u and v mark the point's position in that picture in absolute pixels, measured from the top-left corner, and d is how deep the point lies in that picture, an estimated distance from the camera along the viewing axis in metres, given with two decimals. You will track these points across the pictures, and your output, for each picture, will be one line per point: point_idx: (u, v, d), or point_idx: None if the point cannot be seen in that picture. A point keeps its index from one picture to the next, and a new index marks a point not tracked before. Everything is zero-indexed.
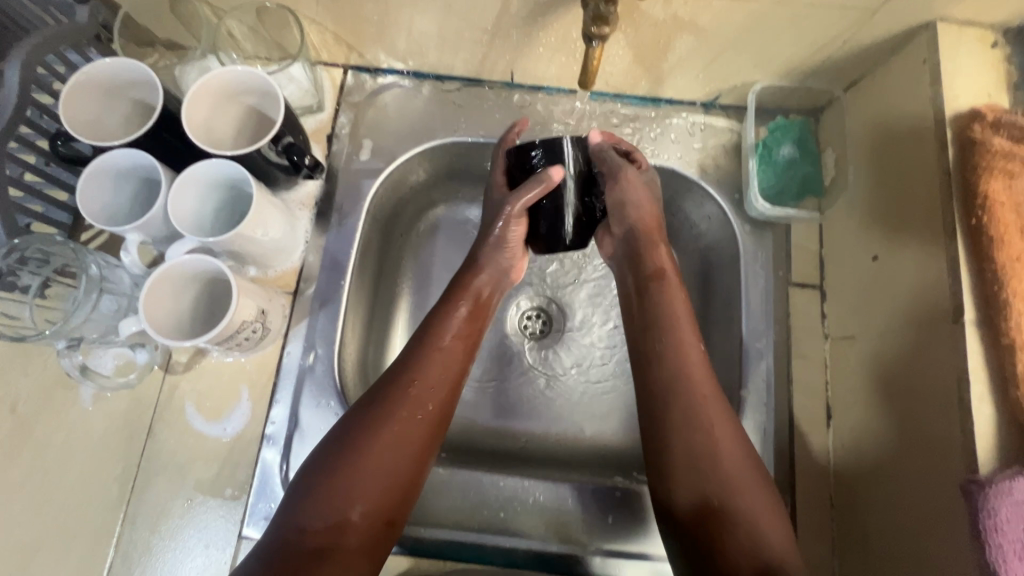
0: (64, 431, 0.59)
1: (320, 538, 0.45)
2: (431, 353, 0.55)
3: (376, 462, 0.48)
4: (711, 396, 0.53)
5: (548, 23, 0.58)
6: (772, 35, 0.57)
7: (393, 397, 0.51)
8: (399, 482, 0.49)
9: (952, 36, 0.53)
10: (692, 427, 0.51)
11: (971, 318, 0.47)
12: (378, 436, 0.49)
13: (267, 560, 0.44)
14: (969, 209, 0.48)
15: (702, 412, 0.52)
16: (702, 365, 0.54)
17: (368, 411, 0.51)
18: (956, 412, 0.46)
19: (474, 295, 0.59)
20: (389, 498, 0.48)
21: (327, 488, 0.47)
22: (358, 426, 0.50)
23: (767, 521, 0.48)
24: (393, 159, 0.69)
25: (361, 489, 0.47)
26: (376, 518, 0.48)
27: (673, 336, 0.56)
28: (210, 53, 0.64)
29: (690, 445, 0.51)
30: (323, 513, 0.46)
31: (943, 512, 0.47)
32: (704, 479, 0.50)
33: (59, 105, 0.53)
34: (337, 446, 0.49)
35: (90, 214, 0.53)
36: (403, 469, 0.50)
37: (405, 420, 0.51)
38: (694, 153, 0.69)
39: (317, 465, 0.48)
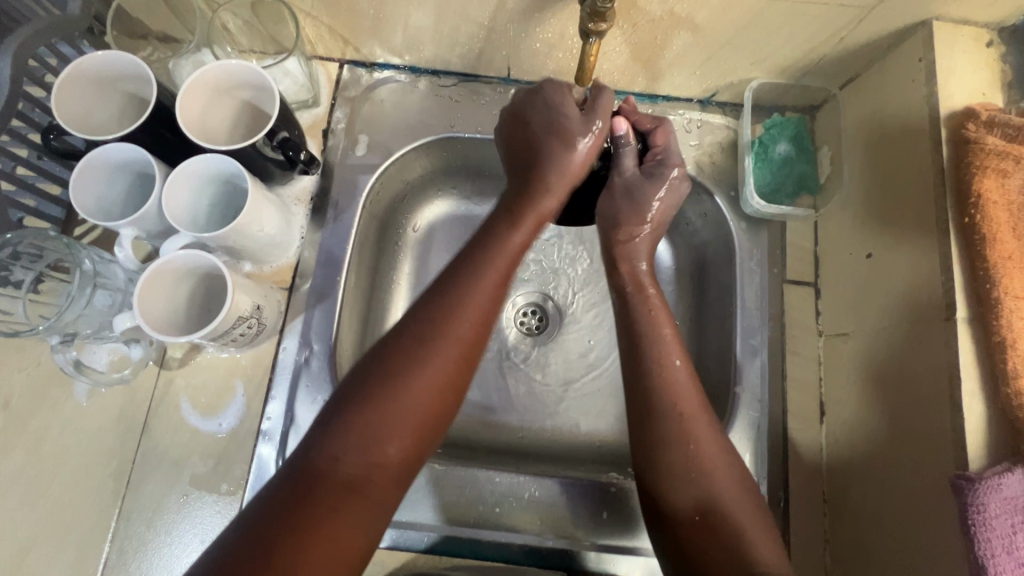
0: (58, 426, 0.59)
1: (352, 469, 0.42)
2: (473, 279, 0.49)
3: (415, 397, 0.44)
4: (700, 414, 0.50)
5: (545, 19, 0.58)
6: (769, 32, 0.58)
7: (439, 327, 0.46)
8: (436, 419, 0.45)
9: (948, 34, 0.54)
10: (676, 441, 0.49)
11: (963, 316, 0.47)
12: (418, 368, 0.45)
13: (293, 493, 0.40)
14: (962, 207, 0.49)
15: (690, 430, 0.49)
16: (691, 380, 0.51)
17: (408, 339, 0.46)
18: (946, 409, 0.47)
19: (535, 220, 0.53)
20: (424, 435, 0.45)
21: (361, 419, 0.43)
22: (391, 354, 0.45)
23: (755, 542, 0.46)
24: (389, 154, 0.69)
25: (398, 423, 0.43)
26: (411, 454, 0.44)
27: (656, 347, 0.52)
28: (204, 46, 0.63)
29: (676, 459, 0.49)
30: (356, 445, 0.42)
31: (933, 507, 0.47)
32: (693, 496, 0.48)
33: (51, 98, 0.52)
34: (371, 376, 0.45)
35: (83, 209, 0.53)
36: (442, 406, 0.46)
37: (450, 354, 0.46)
38: (690, 150, 0.69)
39: (348, 394, 0.44)
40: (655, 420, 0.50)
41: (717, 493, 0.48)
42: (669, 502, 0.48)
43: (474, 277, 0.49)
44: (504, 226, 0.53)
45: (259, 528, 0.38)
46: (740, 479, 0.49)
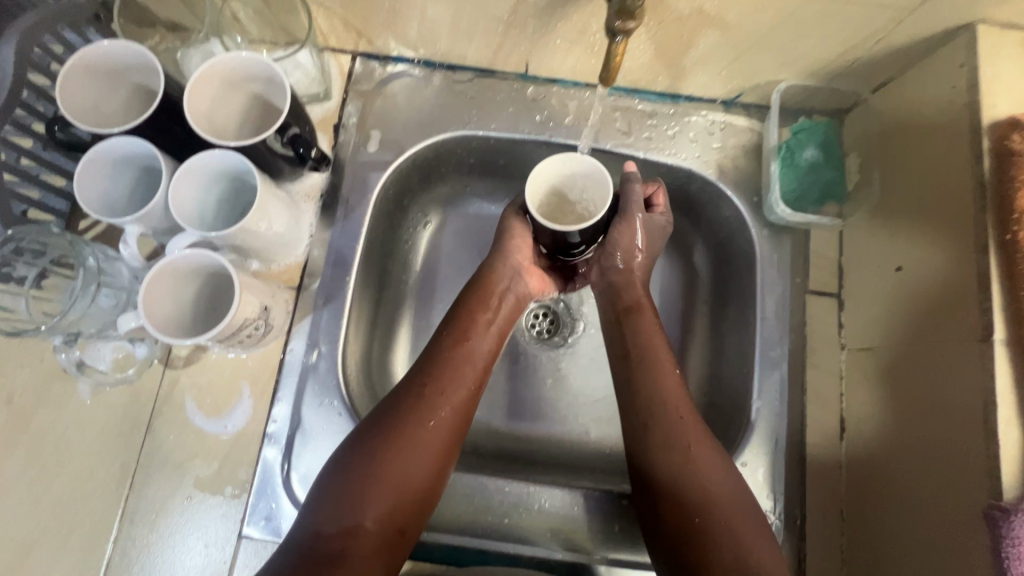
0: (61, 425, 0.58)
1: (334, 543, 0.45)
2: (444, 360, 0.55)
3: (393, 475, 0.49)
4: (691, 418, 0.53)
5: (568, 14, 0.55)
6: (803, 33, 0.55)
7: (410, 420, 0.52)
8: (415, 494, 0.50)
9: (993, 39, 0.51)
10: (668, 445, 0.52)
11: (1001, 338, 0.45)
12: (392, 452, 0.50)
13: (282, 565, 0.44)
14: (1003, 223, 0.46)
15: (685, 431, 0.52)
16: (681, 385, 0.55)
17: (384, 429, 0.51)
18: (980, 435, 0.45)
19: (507, 312, 0.60)
20: (404, 509, 0.49)
21: (342, 496, 0.47)
22: (371, 434, 0.51)
23: (751, 546, 0.47)
24: (401, 151, 0.67)
25: (375, 501, 0.48)
26: (390, 522, 0.48)
27: (648, 355, 0.57)
28: (213, 35, 0.61)
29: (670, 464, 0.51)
30: (337, 519, 0.46)
31: (963, 536, 0.45)
32: (687, 504, 0.49)
33: (56, 89, 0.50)
34: (351, 461, 0.49)
35: (88, 204, 0.52)
36: (419, 484, 0.50)
37: (425, 429, 0.51)
38: (712, 153, 0.67)
39: (331, 480, 0.49)
40: (650, 427, 0.53)
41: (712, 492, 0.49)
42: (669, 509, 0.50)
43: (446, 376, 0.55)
44: (467, 321, 0.58)
45: None
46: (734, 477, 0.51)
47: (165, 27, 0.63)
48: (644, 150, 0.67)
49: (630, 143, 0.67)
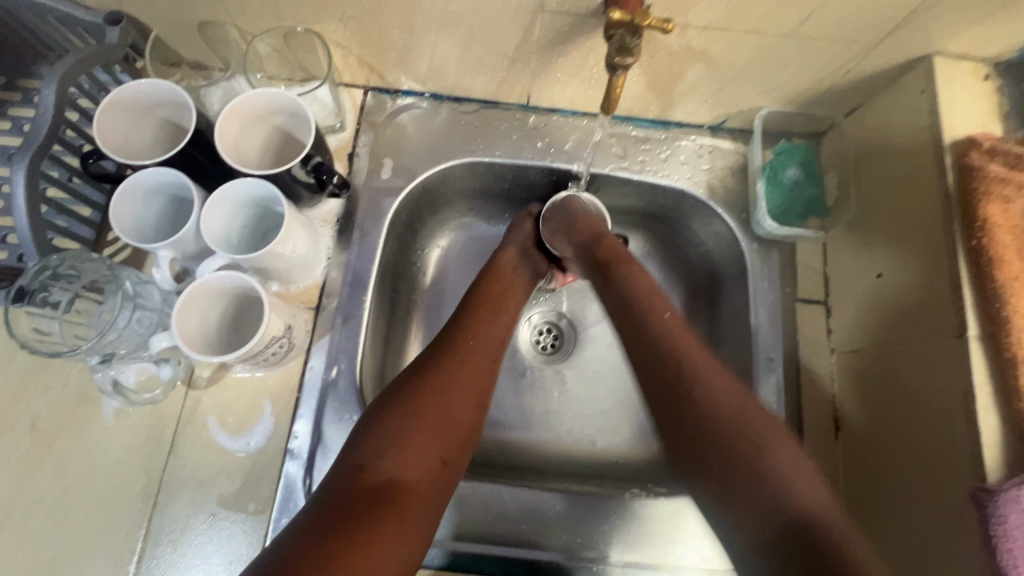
0: (85, 446, 0.59)
1: (380, 479, 0.47)
2: (467, 317, 0.62)
3: (432, 412, 0.51)
4: (712, 369, 0.51)
5: (568, 50, 0.61)
6: (780, 65, 0.61)
7: (443, 367, 0.55)
8: (456, 429, 0.52)
9: (947, 68, 0.57)
10: (691, 382, 0.50)
11: (974, 334, 0.49)
12: (428, 393, 0.52)
13: (330, 505, 0.45)
14: (969, 230, 0.51)
15: (751, 428, 0.47)
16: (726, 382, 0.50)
17: (418, 376, 0.54)
18: (963, 423, 0.49)
19: (513, 296, 0.67)
20: (445, 441, 0.51)
21: (385, 434, 0.49)
22: (405, 381, 0.54)
23: (776, 451, 0.46)
24: (413, 177, 0.71)
25: (418, 436, 0.50)
26: (436, 456, 0.50)
27: (686, 364, 0.51)
28: (239, 73, 0.66)
29: (686, 399, 0.50)
30: (381, 456, 0.48)
31: (952, 518, 0.49)
32: (704, 433, 0.48)
33: (94, 125, 0.53)
34: (388, 402, 0.52)
35: (122, 231, 0.54)
36: (458, 420, 0.53)
37: (456, 368, 0.55)
38: (702, 174, 0.72)
39: (369, 422, 0.51)
40: (682, 396, 0.50)
41: (775, 477, 0.45)
42: (741, 516, 0.45)
43: (468, 332, 0.60)
44: (479, 293, 0.65)
45: (303, 534, 0.42)
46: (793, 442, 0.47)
47: (189, 66, 0.67)
48: (638, 173, 0.72)
49: (626, 167, 0.72)
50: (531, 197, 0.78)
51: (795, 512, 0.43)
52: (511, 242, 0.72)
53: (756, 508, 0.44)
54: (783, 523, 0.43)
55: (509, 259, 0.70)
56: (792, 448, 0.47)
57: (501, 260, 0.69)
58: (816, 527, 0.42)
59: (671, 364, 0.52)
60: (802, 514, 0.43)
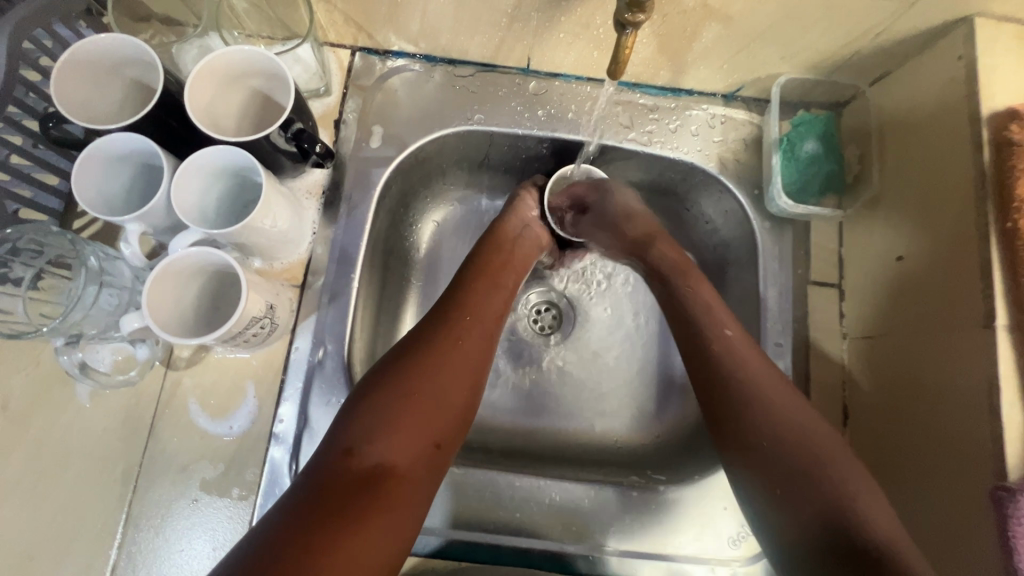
0: (59, 429, 0.56)
1: (369, 463, 0.44)
2: (463, 290, 0.57)
3: (424, 396, 0.48)
4: (757, 358, 0.51)
5: (573, 7, 0.55)
6: (805, 26, 0.55)
7: (436, 344, 0.52)
8: (450, 412, 0.49)
9: (990, 31, 0.51)
10: (748, 384, 0.50)
11: (1003, 323, 0.46)
12: (419, 373, 0.49)
13: (314, 492, 0.42)
14: (1004, 211, 0.47)
15: (810, 433, 0.47)
16: (791, 396, 0.49)
17: (411, 355, 0.50)
18: (985, 419, 0.46)
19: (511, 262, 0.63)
20: (439, 425, 0.48)
21: (372, 416, 0.46)
22: (396, 357, 0.51)
23: (866, 502, 0.43)
24: (404, 146, 0.66)
25: (409, 418, 0.47)
26: (428, 441, 0.47)
27: (752, 383, 0.50)
28: (212, 30, 0.60)
29: (750, 391, 0.49)
30: (371, 439, 0.45)
31: (969, 517, 0.46)
32: (768, 425, 0.48)
33: (52, 86, 0.49)
34: (378, 381, 0.49)
35: (86, 202, 0.50)
36: (453, 402, 0.49)
37: (450, 348, 0.52)
38: (713, 147, 0.67)
39: (355, 402, 0.48)
40: (734, 387, 0.50)
41: (843, 496, 0.44)
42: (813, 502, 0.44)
43: (463, 308, 0.56)
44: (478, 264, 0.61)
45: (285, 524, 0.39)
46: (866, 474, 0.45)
47: (160, 21, 0.61)
48: (646, 145, 0.67)
49: (632, 138, 0.68)
50: (530, 169, 0.74)
51: (855, 528, 0.42)
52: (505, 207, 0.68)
53: (811, 517, 0.44)
54: (831, 527, 0.43)
55: (510, 227, 0.65)
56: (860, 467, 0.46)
57: (499, 235, 0.64)
58: (884, 550, 0.41)
59: (721, 361, 0.51)
60: (855, 527, 0.42)
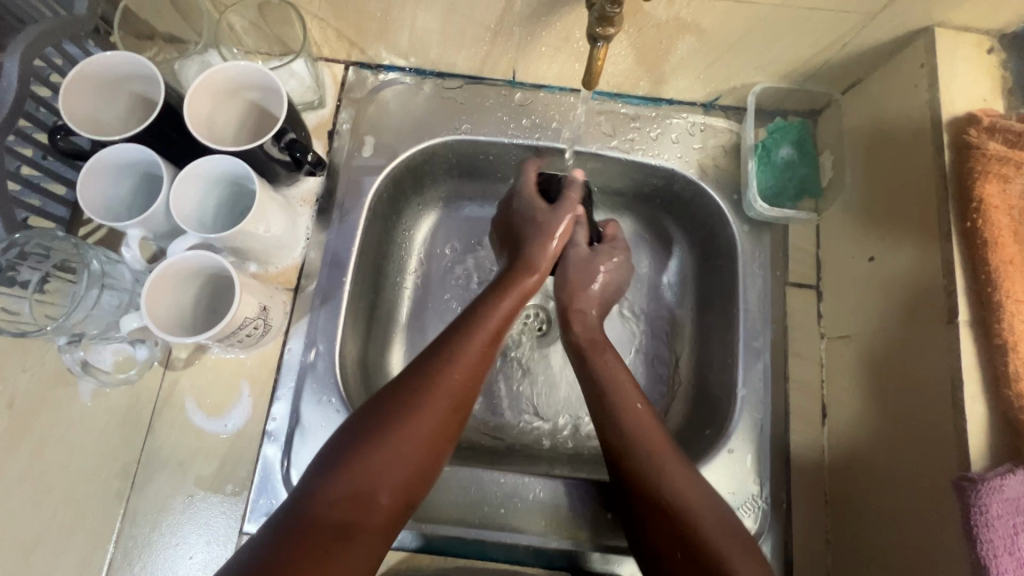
0: (62, 427, 0.59)
1: (343, 515, 0.45)
2: (468, 335, 0.56)
3: (405, 453, 0.48)
4: (653, 432, 0.54)
5: (552, 22, 0.58)
6: (774, 37, 0.58)
7: (429, 393, 0.51)
8: (424, 466, 0.49)
9: (949, 41, 0.54)
10: (655, 455, 0.52)
11: (965, 319, 0.48)
12: (404, 425, 0.49)
13: (287, 537, 0.42)
14: (964, 211, 0.49)
15: (697, 510, 0.49)
16: (688, 475, 0.51)
17: (400, 402, 0.50)
18: (950, 410, 0.47)
19: (519, 292, 0.59)
20: (415, 482, 0.49)
21: (352, 467, 0.46)
22: (388, 402, 0.50)
23: None
24: (394, 155, 0.69)
25: (391, 470, 0.47)
26: (399, 498, 0.48)
27: (661, 461, 0.52)
28: (211, 47, 0.64)
29: (648, 468, 0.51)
30: (350, 490, 0.46)
31: (938, 508, 0.48)
32: (671, 499, 0.50)
33: (59, 100, 0.52)
34: (364, 431, 0.49)
35: (90, 208, 0.53)
36: (429, 457, 0.50)
37: (440, 403, 0.51)
38: (693, 153, 0.70)
39: (337, 448, 0.48)
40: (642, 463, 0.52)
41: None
42: None
43: (455, 352, 0.54)
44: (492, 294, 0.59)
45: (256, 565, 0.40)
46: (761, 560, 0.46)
47: (164, 39, 0.65)
48: (628, 152, 0.70)
49: (614, 146, 0.70)
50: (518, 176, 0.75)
51: None
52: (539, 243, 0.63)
53: None
54: None
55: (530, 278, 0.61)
56: (750, 556, 0.46)
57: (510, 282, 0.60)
58: None
59: (636, 431, 0.54)
60: None
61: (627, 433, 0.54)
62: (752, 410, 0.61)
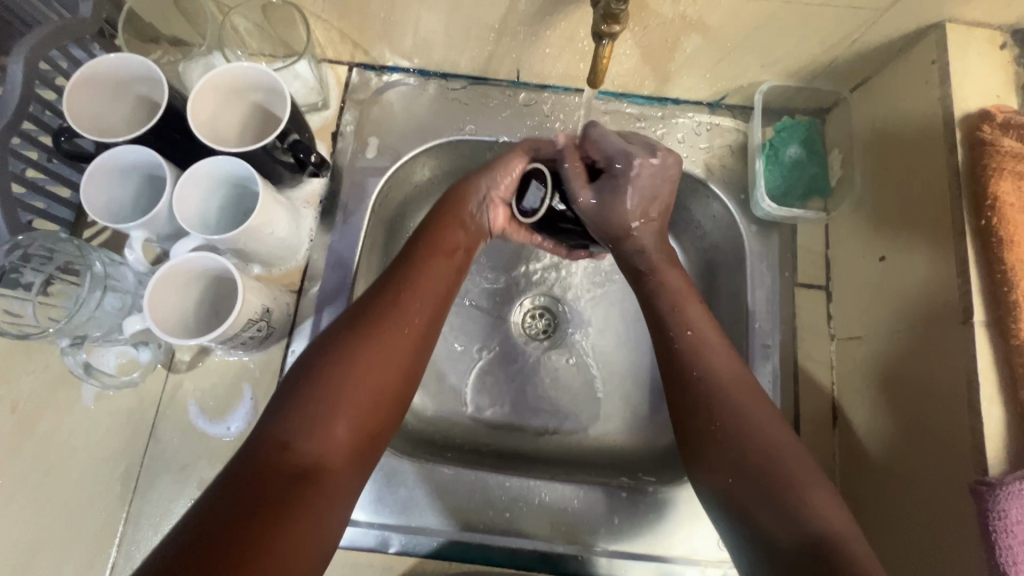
0: (65, 430, 0.58)
1: (305, 458, 0.43)
2: (414, 267, 0.54)
3: (365, 384, 0.46)
4: (729, 368, 0.51)
5: (556, 22, 0.58)
6: (782, 35, 0.57)
7: (378, 320, 0.49)
8: (385, 397, 0.47)
9: (961, 37, 0.53)
10: (717, 390, 0.49)
11: (980, 320, 0.47)
12: (358, 356, 0.47)
13: (242, 481, 0.40)
14: (978, 210, 0.48)
15: (767, 440, 0.47)
16: (762, 407, 0.49)
17: (352, 335, 0.48)
18: (966, 414, 0.46)
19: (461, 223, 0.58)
20: (379, 414, 0.47)
21: (308, 404, 0.44)
22: (342, 335, 0.49)
23: (820, 509, 0.43)
24: (398, 156, 0.68)
25: (351, 401, 0.45)
26: (362, 435, 0.46)
27: (734, 401, 0.48)
28: (215, 49, 0.64)
29: (711, 409, 0.49)
30: (308, 430, 0.43)
31: (954, 513, 0.46)
32: (735, 444, 0.47)
33: (63, 100, 0.52)
34: (317, 365, 0.47)
35: (94, 210, 0.53)
36: (391, 388, 0.48)
37: (395, 332, 0.49)
38: (700, 153, 0.69)
39: (292, 387, 0.46)
40: (704, 397, 0.49)
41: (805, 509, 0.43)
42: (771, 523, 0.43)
43: (414, 288, 0.52)
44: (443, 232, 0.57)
45: (211, 514, 0.38)
46: (829, 486, 0.45)
47: (169, 42, 0.65)
48: None
49: None
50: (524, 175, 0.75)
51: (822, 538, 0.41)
52: (487, 189, 0.59)
53: (786, 528, 0.43)
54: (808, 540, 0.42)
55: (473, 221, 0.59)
56: (820, 480, 0.45)
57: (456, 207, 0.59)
58: (841, 553, 0.41)
59: (699, 368, 0.51)
60: (826, 538, 0.41)
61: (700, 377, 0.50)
62: None
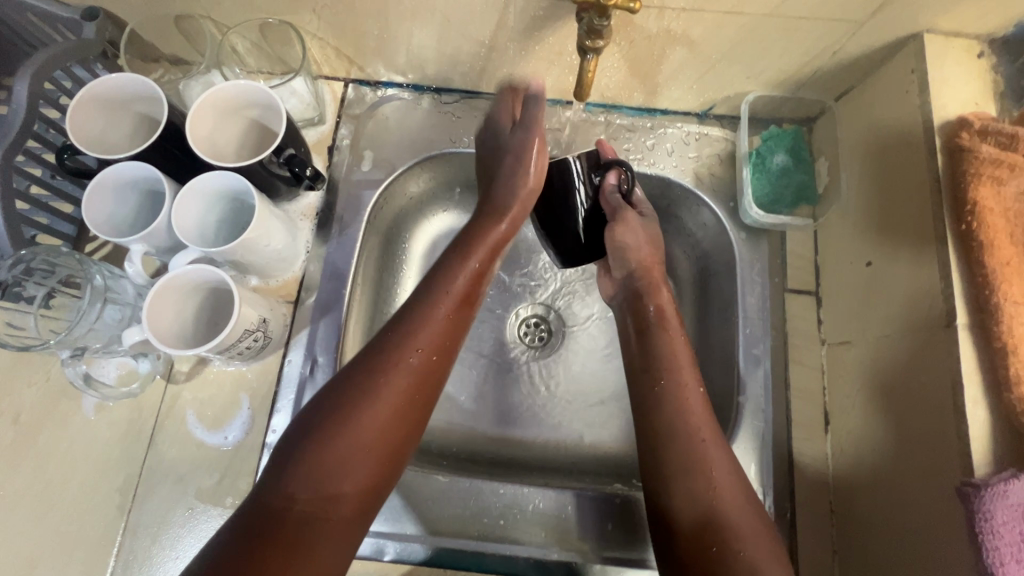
0: (65, 440, 0.59)
1: (309, 507, 0.44)
2: (426, 305, 0.53)
3: (368, 436, 0.47)
4: (704, 422, 0.53)
5: (544, 37, 0.59)
6: (765, 47, 0.59)
7: (384, 366, 0.49)
8: (386, 448, 0.48)
9: (939, 46, 0.54)
10: (679, 439, 0.52)
11: (963, 323, 0.47)
12: (363, 404, 0.47)
13: (245, 537, 0.41)
14: (959, 214, 0.49)
15: (719, 494, 0.49)
16: (728, 464, 0.51)
17: (358, 382, 0.48)
18: (951, 417, 0.47)
19: (487, 248, 0.57)
20: (382, 467, 0.48)
21: (312, 458, 0.45)
22: (350, 382, 0.48)
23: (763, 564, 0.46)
24: (392, 169, 0.70)
25: (358, 455, 0.46)
26: (366, 485, 0.47)
27: (704, 456, 0.51)
28: (214, 68, 0.65)
29: (676, 457, 0.51)
30: (311, 481, 0.44)
31: (942, 516, 0.47)
32: (694, 498, 0.50)
33: (66, 119, 0.53)
34: (323, 414, 0.47)
35: (94, 225, 0.54)
36: (394, 437, 0.48)
37: (402, 381, 0.49)
38: (689, 162, 0.70)
39: (300, 439, 0.46)
40: (677, 445, 0.52)
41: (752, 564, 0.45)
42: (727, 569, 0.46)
43: (424, 324, 0.52)
44: (459, 255, 0.56)
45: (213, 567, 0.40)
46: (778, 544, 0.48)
47: (168, 61, 0.67)
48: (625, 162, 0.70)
49: None
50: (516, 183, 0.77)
51: None
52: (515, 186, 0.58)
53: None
54: None
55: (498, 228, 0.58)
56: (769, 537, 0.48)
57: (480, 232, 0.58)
58: None
59: (674, 423, 0.53)
60: None
61: (677, 425, 0.53)
62: (753, 418, 0.60)
